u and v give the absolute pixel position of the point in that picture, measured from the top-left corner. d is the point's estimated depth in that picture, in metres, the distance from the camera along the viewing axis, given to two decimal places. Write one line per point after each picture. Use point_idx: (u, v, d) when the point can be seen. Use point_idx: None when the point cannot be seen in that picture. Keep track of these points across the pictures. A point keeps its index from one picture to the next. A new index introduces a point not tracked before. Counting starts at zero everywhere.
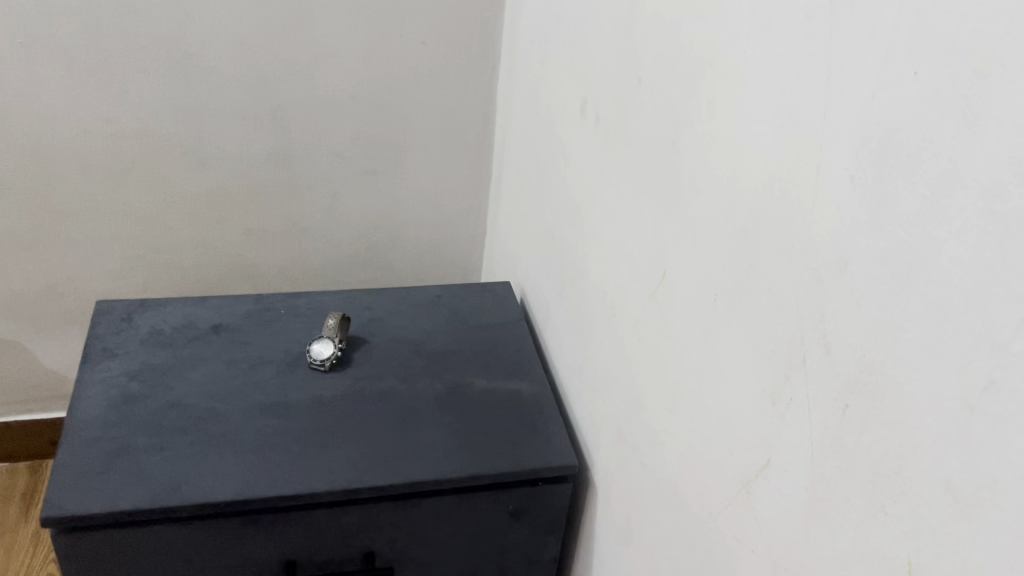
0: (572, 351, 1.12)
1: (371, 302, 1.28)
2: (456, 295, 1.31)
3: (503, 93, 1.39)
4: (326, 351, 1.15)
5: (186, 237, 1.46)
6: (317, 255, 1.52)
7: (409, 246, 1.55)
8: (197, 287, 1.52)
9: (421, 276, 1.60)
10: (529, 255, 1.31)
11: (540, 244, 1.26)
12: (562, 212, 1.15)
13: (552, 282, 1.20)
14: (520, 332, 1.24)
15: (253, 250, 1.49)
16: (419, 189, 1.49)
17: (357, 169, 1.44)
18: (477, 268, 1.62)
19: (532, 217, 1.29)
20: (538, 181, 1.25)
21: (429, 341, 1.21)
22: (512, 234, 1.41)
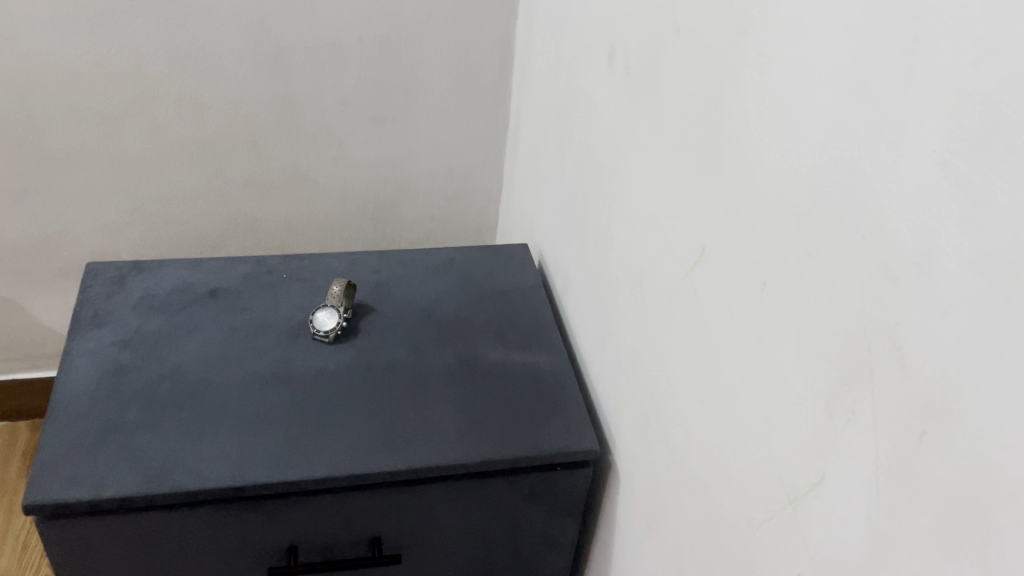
0: (594, 323, 1.03)
1: (378, 265, 1.19)
2: (470, 257, 1.22)
3: (522, 34, 1.27)
4: (330, 321, 1.07)
5: (184, 190, 1.37)
6: (323, 209, 1.44)
7: (420, 201, 1.46)
8: (197, 243, 1.44)
9: (432, 232, 1.51)
10: (548, 215, 1.22)
11: (560, 204, 1.16)
12: (584, 172, 1.05)
13: (573, 247, 1.11)
14: (538, 298, 1.16)
15: (255, 204, 1.41)
16: (431, 140, 1.39)
17: (363, 118, 1.34)
18: (493, 224, 1.52)
19: (553, 173, 1.19)
20: (560, 134, 1.15)
21: (441, 308, 1.13)
22: (529, 192, 1.31)
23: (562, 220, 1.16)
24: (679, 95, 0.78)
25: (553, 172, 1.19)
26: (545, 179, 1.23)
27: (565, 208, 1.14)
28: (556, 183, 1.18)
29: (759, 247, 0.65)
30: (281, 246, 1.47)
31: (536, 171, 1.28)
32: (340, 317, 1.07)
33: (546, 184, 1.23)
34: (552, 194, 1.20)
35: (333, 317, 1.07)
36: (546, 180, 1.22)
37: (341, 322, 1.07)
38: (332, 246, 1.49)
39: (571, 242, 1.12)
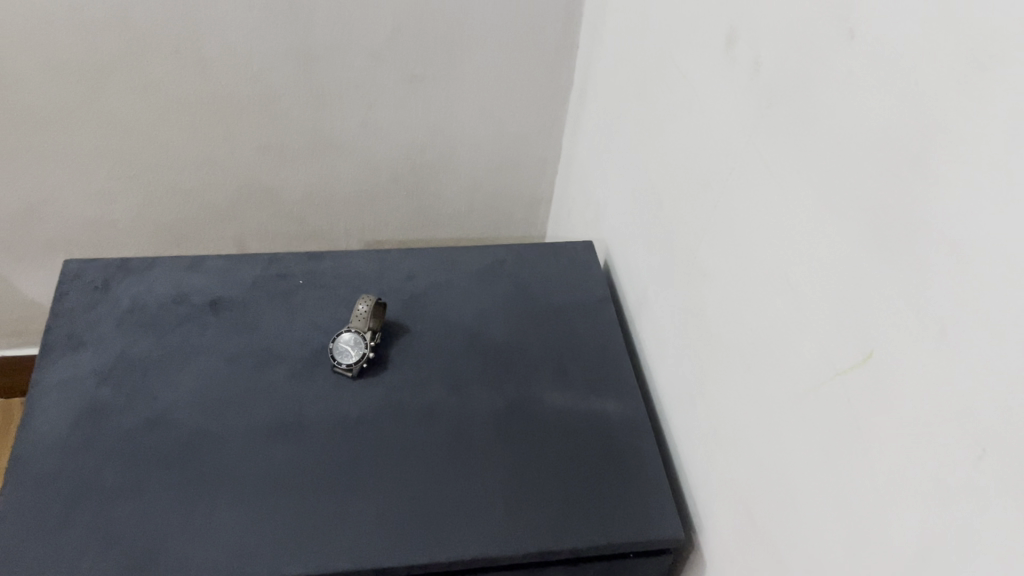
0: (680, 370, 0.83)
1: (412, 269, 0.99)
2: (523, 260, 1.02)
3: None
4: (355, 349, 0.88)
5: (186, 154, 1.16)
6: (349, 178, 1.22)
7: (464, 171, 1.24)
8: (203, 214, 1.24)
9: (477, 206, 1.30)
10: (620, 212, 1.00)
11: (637, 204, 0.94)
12: (674, 176, 0.83)
13: (654, 263, 0.90)
14: (606, 318, 0.96)
15: (271, 172, 1.20)
16: (477, 101, 1.15)
17: (397, 75, 1.10)
18: (547, 198, 1.30)
19: (628, 162, 0.97)
20: (640, 118, 0.92)
21: (488, 331, 0.93)
22: (595, 173, 1.09)
23: (638, 225, 0.94)
24: (844, 127, 0.55)
25: (629, 160, 0.96)
26: (617, 166, 1.01)
27: (643, 211, 0.92)
28: (632, 176, 0.95)
29: (982, 394, 0.44)
30: (302, 219, 1.26)
31: (605, 152, 1.05)
32: (366, 344, 0.88)
33: (617, 172, 1.01)
34: (626, 188, 0.97)
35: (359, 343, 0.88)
36: (619, 168, 1.00)
37: (368, 352, 0.87)
38: (361, 220, 1.28)
39: (650, 255, 0.91)
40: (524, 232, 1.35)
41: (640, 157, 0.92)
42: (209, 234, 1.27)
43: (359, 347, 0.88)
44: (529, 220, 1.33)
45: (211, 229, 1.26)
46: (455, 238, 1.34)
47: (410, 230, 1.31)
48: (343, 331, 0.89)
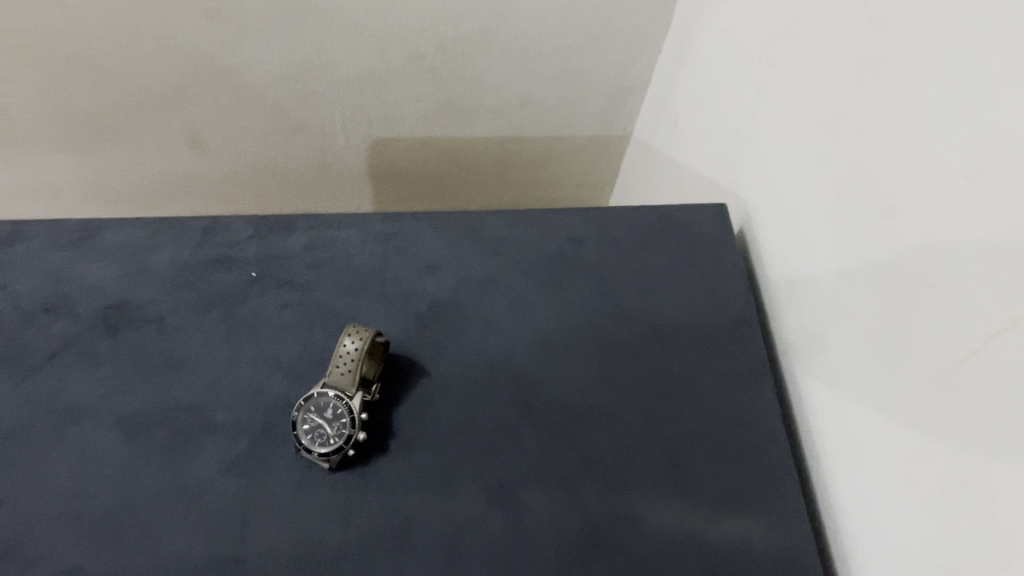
0: (891, 529, 0.47)
1: (433, 255, 0.62)
2: (611, 243, 0.63)
3: None
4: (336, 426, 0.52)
5: (95, 22, 0.74)
6: (346, 57, 0.80)
7: (519, 49, 0.82)
8: (135, 104, 0.84)
9: (534, 97, 0.88)
10: (776, 176, 0.60)
11: (813, 184, 0.54)
12: (922, 185, 0.43)
13: (842, 304, 0.51)
14: (747, 360, 0.58)
15: (228, 47, 0.78)
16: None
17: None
18: (638, 88, 0.88)
19: (800, 99, 0.55)
20: (839, 33, 0.50)
21: (556, 380, 0.57)
22: (732, 86, 0.67)
23: (815, 219, 0.54)
24: None
25: (803, 98, 0.55)
26: (776, 94, 0.59)
27: (827, 203, 0.52)
28: (807, 128, 0.54)
29: None
30: (279, 110, 0.86)
31: (753, 57, 0.63)
32: (354, 417, 0.52)
33: (776, 105, 0.59)
34: (793, 143, 0.56)
35: (343, 415, 0.53)
36: (779, 99, 0.58)
37: (357, 432, 0.52)
38: (364, 113, 0.87)
39: (834, 288, 0.52)
40: (599, 131, 0.93)
41: (830, 106, 0.51)
42: (146, 129, 0.87)
43: (342, 422, 0.52)
44: (609, 116, 0.91)
45: (148, 122, 0.86)
46: (500, 138, 0.93)
47: (436, 128, 0.90)
48: (316, 390, 0.54)
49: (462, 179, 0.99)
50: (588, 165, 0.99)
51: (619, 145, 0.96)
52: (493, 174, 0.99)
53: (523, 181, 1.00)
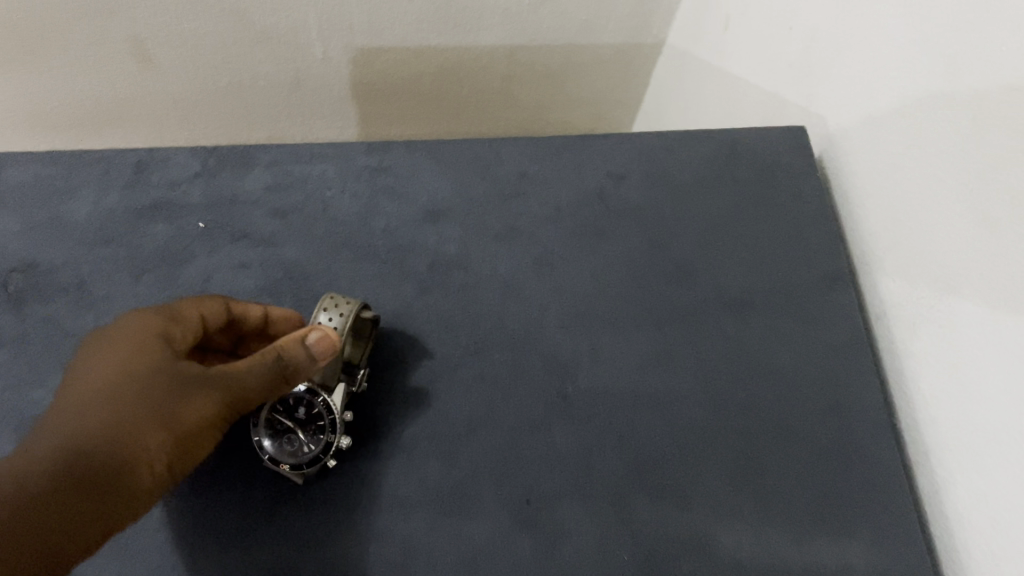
0: None
1: (434, 195, 0.48)
2: (660, 178, 0.50)
3: None
4: (310, 430, 0.40)
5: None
6: None
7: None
8: (62, 10, 0.68)
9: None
10: (894, 90, 0.46)
11: (974, 99, 0.40)
12: None
13: (1006, 263, 0.39)
14: (841, 329, 0.45)
15: None
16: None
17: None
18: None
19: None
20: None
21: (596, 360, 0.44)
22: None
23: (969, 146, 0.41)
24: None
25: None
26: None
27: (997, 126, 0.39)
28: (970, 21, 0.40)
29: None
30: (242, 14, 0.70)
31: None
32: (335, 417, 0.40)
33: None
34: (936, 47, 0.43)
35: (319, 414, 0.41)
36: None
37: (339, 437, 0.40)
38: (346, 17, 0.72)
39: (996, 241, 0.39)
40: (626, 39, 0.78)
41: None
42: (79, 42, 0.71)
43: (318, 424, 0.40)
44: (639, 20, 0.76)
45: (82, 33, 0.70)
46: (509, 47, 0.78)
47: (435, 35, 0.75)
48: None
49: (462, 96, 0.84)
50: (610, 79, 0.84)
51: (648, 55, 0.81)
52: (499, 90, 0.84)
53: (533, 98, 0.85)
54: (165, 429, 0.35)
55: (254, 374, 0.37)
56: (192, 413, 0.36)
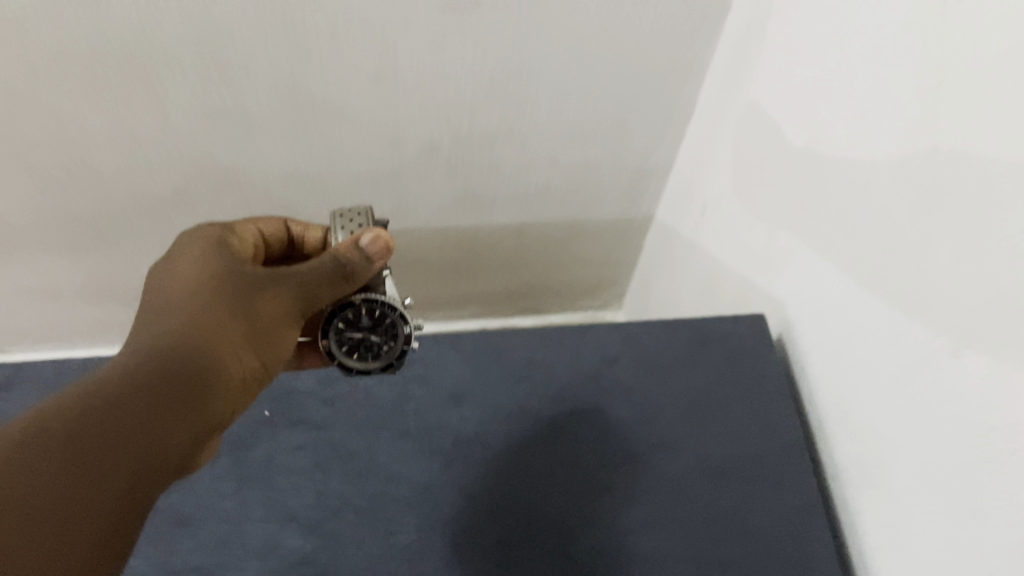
0: None
1: (456, 381, 0.58)
2: (643, 361, 0.60)
3: None
4: (383, 331, 0.53)
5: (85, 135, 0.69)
6: (358, 153, 0.76)
7: (536, 121, 0.76)
8: (137, 210, 0.79)
9: (550, 164, 0.82)
10: (842, 213, 0.50)
11: (923, 197, 0.42)
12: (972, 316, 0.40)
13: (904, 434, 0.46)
14: (802, 492, 0.53)
15: (230, 147, 0.73)
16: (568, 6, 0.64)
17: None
18: (662, 150, 0.81)
19: (874, 150, 0.46)
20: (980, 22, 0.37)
21: (594, 523, 0.52)
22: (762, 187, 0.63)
23: (928, 239, 0.42)
24: None
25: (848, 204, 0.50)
26: (854, 96, 0.48)
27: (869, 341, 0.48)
28: (915, 130, 0.42)
29: None
30: (289, 206, 0.82)
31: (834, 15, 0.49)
32: (398, 316, 0.53)
33: (819, 201, 0.53)
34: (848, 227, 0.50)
35: (384, 316, 0.53)
36: (868, 90, 0.46)
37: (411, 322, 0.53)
38: (377, 205, 0.83)
39: (938, 357, 0.42)
40: (620, 214, 0.90)
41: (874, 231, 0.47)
42: (151, 233, 0.83)
43: (388, 325, 0.53)
44: (630, 199, 0.87)
45: (152, 225, 0.82)
46: (518, 223, 0.89)
47: (453, 216, 0.86)
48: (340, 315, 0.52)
49: (477, 263, 0.95)
50: (608, 246, 0.95)
51: (640, 227, 0.92)
52: (510, 258, 0.95)
53: (540, 262, 0.97)
54: (249, 310, 0.46)
55: (313, 269, 0.49)
56: (267, 296, 0.47)
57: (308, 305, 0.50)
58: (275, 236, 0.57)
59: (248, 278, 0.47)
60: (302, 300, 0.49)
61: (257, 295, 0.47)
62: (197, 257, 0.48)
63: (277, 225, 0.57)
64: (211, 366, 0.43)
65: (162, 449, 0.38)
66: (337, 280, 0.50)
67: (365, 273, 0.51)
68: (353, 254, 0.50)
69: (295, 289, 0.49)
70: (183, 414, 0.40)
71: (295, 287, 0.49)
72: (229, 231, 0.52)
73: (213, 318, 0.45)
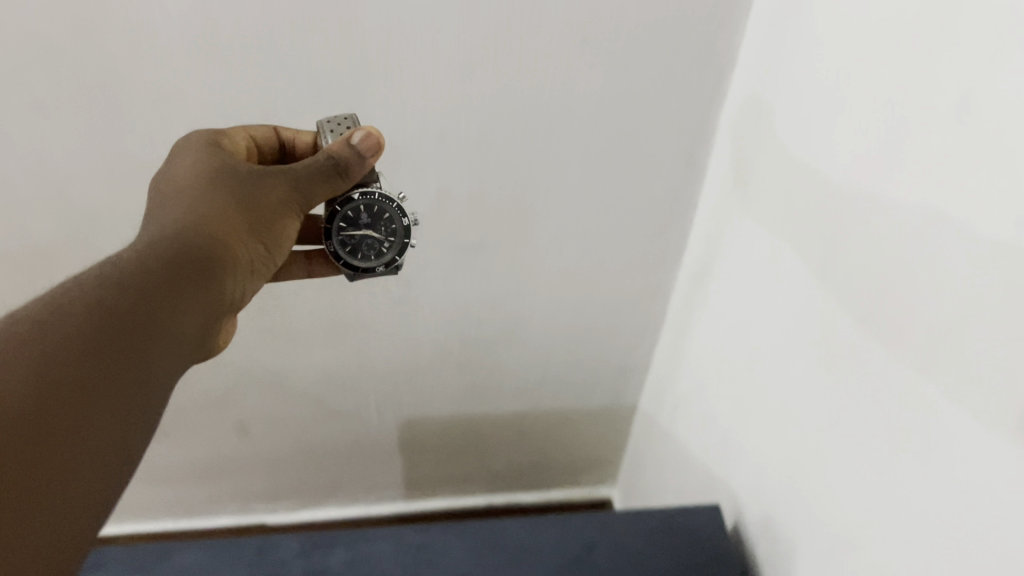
0: None
1: (459, 566, 0.69)
2: (617, 547, 0.71)
3: (732, 137, 0.66)
4: (382, 223, 0.54)
5: (79, 236, 0.70)
6: (382, 356, 0.90)
7: (529, 219, 0.75)
8: (193, 406, 0.93)
9: (548, 264, 0.81)
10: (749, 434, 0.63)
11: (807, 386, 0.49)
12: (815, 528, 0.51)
13: None
14: None
15: (277, 357, 0.87)
16: (556, 76, 0.62)
17: (401, 21, 0.57)
18: (655, 276, 0.84)
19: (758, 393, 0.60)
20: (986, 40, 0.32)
21: None
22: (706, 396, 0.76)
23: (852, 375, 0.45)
24: None
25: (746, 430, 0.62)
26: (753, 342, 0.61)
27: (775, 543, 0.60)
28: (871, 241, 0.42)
29: None
30: (321, 400, 0.95)
31: (848, 29, 0.44)
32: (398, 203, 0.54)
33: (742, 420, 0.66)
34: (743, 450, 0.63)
35: (385, 205, 0.53)
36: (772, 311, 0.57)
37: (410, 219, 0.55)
38: (396, 398, 0.97)
39: (924, 387, 0.38)
40: (608, 402, 1.02)
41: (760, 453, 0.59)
42: (202, 425, 0.96)
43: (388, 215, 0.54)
44: (617, 390, 1.00)
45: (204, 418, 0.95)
46: (519, 411, 1.02)
47: (461, 405, 0.99)
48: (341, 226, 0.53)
49: (484, 444, 1.07)
50: (599, 428, 1.07)
51: (627, 413, 1.04)
52: (513, 439, 1.07)
53: (540, 443, 1.09)
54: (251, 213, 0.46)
55: (311, 164, 0.49)
56: (267, 193, 0.47)
57: (306, 201, 0.49)
58: (266, 141, 0.54)
59: (247, 173, 0.47)
60: (300, 195, 0.48)
61: (257, 189, 0.47)
62: (192, 158, 0.47)
63: (267, 131, 0.54)
64: (218, 248, 0.42)
65: (175, 319, 0.37)
66: (333, 177, 0.49)
67: (359, 171, 0.50)
68: (344, 147, 0.50)
69: (291, 183, 0.48)
70: (183, 284, 0.39)
71: (292, 186, 0.48)
72: (217, 133, 0.50)
73: (219, 209, 0.44)
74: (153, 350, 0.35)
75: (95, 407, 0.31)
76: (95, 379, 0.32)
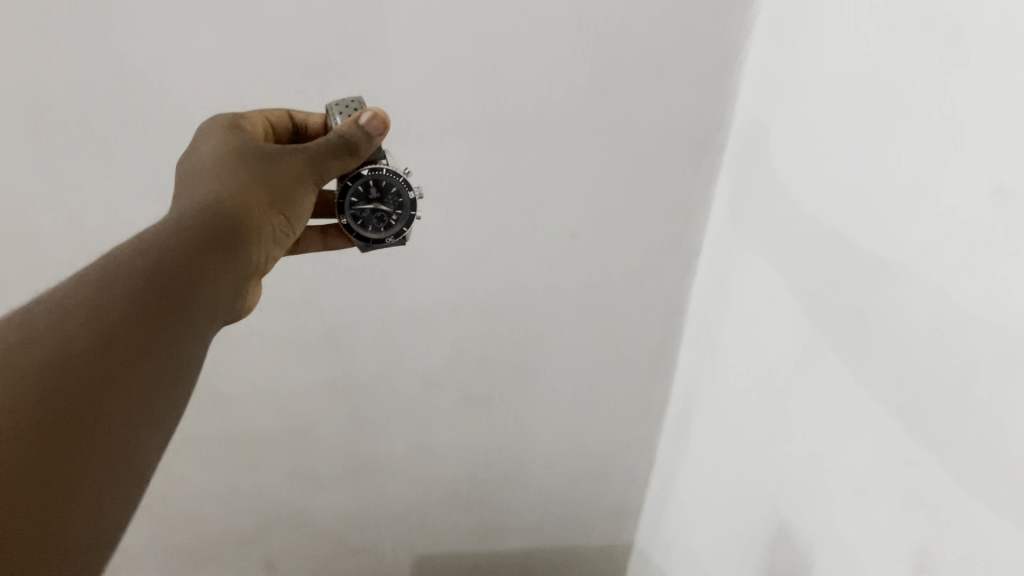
0: None
1: None
2: None
3: (698, 311, 0.77)
4: (388, 196, 0.53)
5: (85, 257, 0.68)
6: (397, 496, 0.99)
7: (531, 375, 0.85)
8: (225, 543, 1.01)
9: (547, 414, 0.91)
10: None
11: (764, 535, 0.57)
12: None
13: None
14: None
15: (303, 498, 0.97)
16: (559, 214, 0.69)
17: (411, 34, 0.57)
18: (642, 426, 0.93)
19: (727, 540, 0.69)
20: (993, 20, 0.30)
21: None
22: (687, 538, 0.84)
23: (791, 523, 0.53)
24: None
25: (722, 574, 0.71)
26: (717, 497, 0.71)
27: None
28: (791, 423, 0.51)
29: None
30: (341, 537, 1.04)
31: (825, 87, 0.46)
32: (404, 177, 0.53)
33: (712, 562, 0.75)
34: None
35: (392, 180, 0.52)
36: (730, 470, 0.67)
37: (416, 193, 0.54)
38: (409, 535, 1.05)
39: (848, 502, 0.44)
40: (605, 540, 1.10)
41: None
42: (231, 559, 1.04)
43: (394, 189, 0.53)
44: (612, 529, 1.08)
45: (234, 554, 1.03)
46: (523, 548, 1.10)
47: (469, 541, 1.08)
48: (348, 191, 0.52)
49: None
50: (598, 565, 1.14)
51: (623, 551, 1.12)
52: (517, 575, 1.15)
53: None
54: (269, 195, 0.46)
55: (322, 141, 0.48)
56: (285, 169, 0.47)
57: (319, 175, 0.49)
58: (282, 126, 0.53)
59: (265, 152, 0.47)
60: (313, 169, 0.48)
61: (272, 167, 0.47)
62: (212, 143, 0.47)
63: (280, 114, 0.53)
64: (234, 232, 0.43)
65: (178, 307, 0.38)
66: (343, 156, 0.49)
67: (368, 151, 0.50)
68: (352, 129, 0.49)
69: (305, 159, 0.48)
70: (192, 268, 0.40)
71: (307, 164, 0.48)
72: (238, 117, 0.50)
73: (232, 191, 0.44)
74: (161, 346, 0.36)
75: (99, 402, 0.33)
76: (102, 374, 0.34)
